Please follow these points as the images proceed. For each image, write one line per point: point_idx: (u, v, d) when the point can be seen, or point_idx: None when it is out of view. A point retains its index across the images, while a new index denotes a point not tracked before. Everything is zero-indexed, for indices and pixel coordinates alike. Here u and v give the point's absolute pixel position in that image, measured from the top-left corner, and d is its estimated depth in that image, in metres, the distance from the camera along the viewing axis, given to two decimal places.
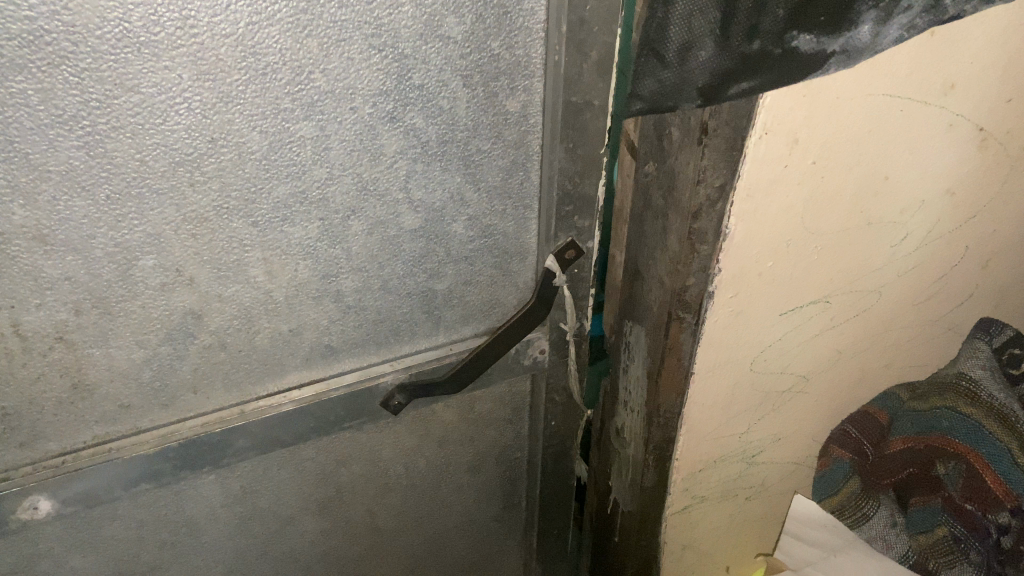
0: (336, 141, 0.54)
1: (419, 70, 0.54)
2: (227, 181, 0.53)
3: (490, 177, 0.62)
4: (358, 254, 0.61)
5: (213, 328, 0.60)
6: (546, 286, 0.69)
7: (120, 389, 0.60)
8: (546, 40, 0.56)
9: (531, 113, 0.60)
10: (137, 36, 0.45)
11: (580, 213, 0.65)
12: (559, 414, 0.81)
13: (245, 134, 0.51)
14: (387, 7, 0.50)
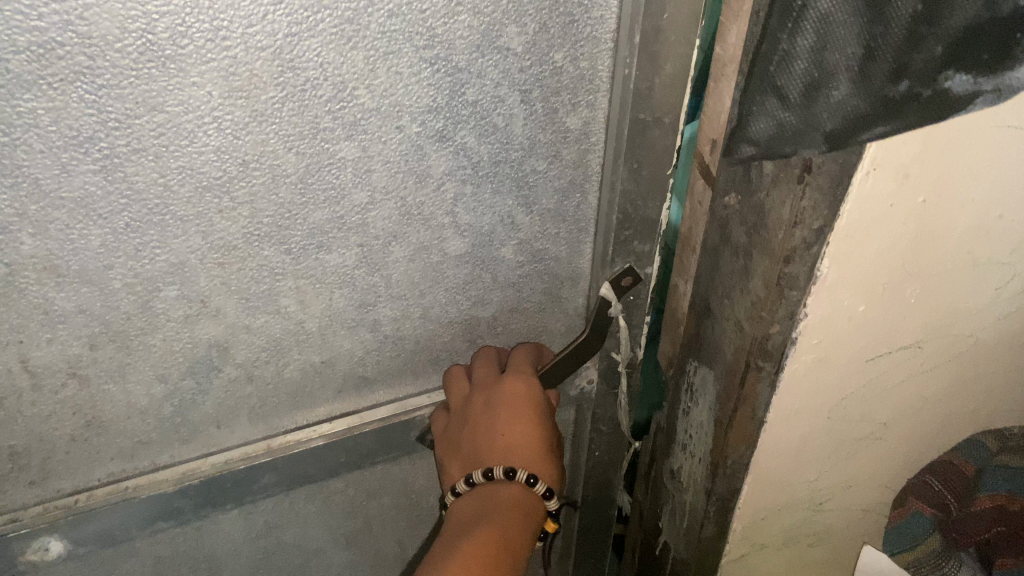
0: (380, 162, 0.49)
1: (473, 85, 0.48)
2: (258, 207, 0.47)
3: (544, 200, 0.56)
4: (399, 283, 0.56)
5: (239, 360, 0.55)
6: (601, 316, 0.63)
7: (138, 425, 0.55)
8: (614, 51, 0.50)
9: (594, 132, 0.54)
10: (161, 49, 0.39)
11: (641, 238, 0.59)
12: (604, 443, 0.77)
13: (281, 155, 0.46)
14: (442, 16, 0.44)
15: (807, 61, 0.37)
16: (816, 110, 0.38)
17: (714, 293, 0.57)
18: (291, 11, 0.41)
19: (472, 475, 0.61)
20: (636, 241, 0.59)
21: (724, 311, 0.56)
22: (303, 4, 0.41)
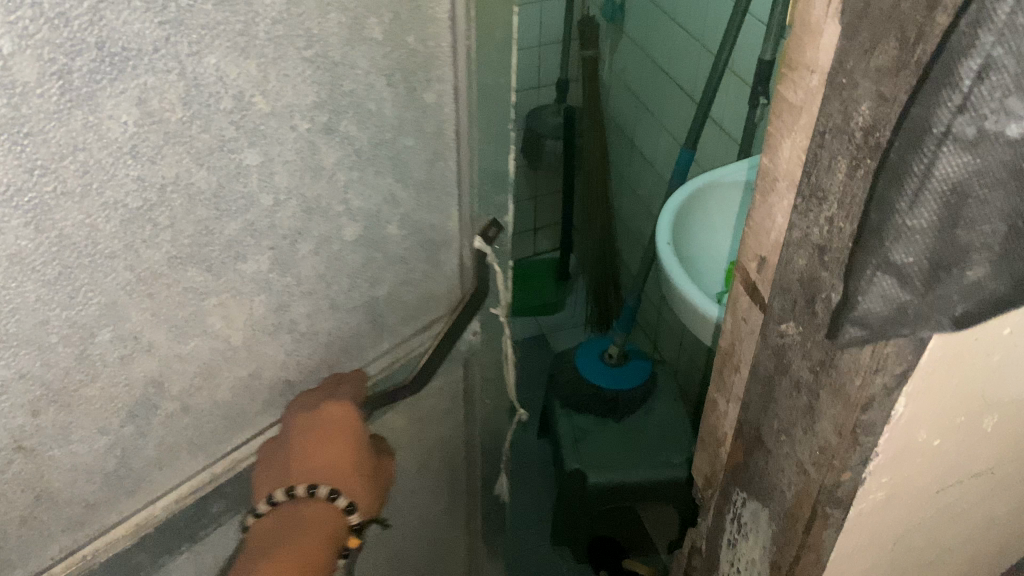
0: (280, 164, 0.53)
1: (349, 76, 0.53)
2: (179, 228, 0.49)
3: (416, 173, 0.63)
4: (307, 277, 0.59)
5: (175, 393, 0.55)
6: (478, 266, 0.73)
7: (85, 488, 0.53)
8: (453, 27, 0.58)
9: (447, 104, 0.61)
10: (79, 88, 0.41)
11: (496, 190, 0.70)
12: (492, 390, 0.86)
13: (193, 172, 0.48)
14: (316, 16, 0.49)
15: (927, 234, 0.41)
16: (940, 289, 0.43)
17: (767, 416, 0.65)
18: (191, 32, 0.44)
19: (273, 496, 0.63)
20: (492, 194, 0.70)
21: (781, 447, 0.64)
22: (202, 23, 0.44)
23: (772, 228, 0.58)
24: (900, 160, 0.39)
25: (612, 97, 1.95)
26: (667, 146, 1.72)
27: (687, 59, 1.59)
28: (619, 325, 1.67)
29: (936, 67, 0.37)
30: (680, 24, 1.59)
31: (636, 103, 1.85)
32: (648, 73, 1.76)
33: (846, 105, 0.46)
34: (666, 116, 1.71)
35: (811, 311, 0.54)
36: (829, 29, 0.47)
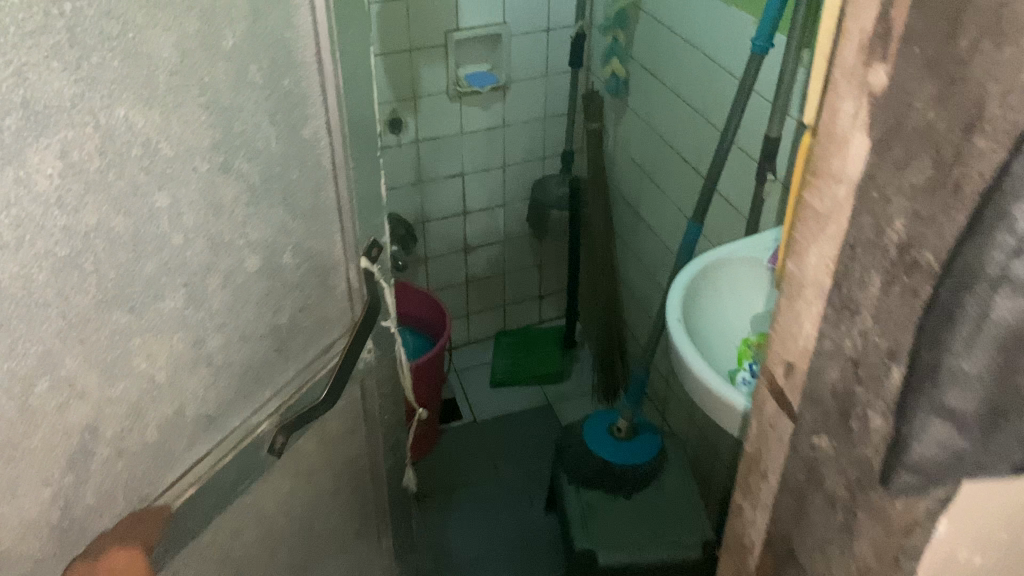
0: (187, 206, 0.56)
1: (239, 117, 0.58)
2: (102, 273, 0.52)
3: (303, 203, 0.67)
4: (217, 311, 0.62)
5: (109, 437, 0.57)
6: (366, 283, 0.80)
7: (31, 542, 0.54)
8: (319, 65, 0.65)
9: (323, 136, 0.68)
10: (9, 146, 0.43)
11: (372, 212, 0.78)
12: (390, 404, 0.93)
13: (111, 218, 0.51)
14: (205, 65, 0.54)
15: (984, 380, 0.40)
16: (996, 438, 0.43)
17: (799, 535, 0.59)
18: (102, 90, 0.48)
19: None
20: (371, 215, 0.77)
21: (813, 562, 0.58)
22: (110, 78, 0.48)
23: (799, 334, 0.56)
24: (949, 306, 0.40)
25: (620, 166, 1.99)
26: (673, 217, 1.74)
27: (695, 137, 1.60)
28: (630, 399, 1.66)
29: (985, 214, 0.37)
30: (686, 101, 1.60)
31: (642, 176, 1.86)
32: (651, 145, 1.79)
33: (876, 219, 0.45)
34: (672, 188, 1.72)
35: (845, 428, 0.51)
36: (857, 140, 0.46)
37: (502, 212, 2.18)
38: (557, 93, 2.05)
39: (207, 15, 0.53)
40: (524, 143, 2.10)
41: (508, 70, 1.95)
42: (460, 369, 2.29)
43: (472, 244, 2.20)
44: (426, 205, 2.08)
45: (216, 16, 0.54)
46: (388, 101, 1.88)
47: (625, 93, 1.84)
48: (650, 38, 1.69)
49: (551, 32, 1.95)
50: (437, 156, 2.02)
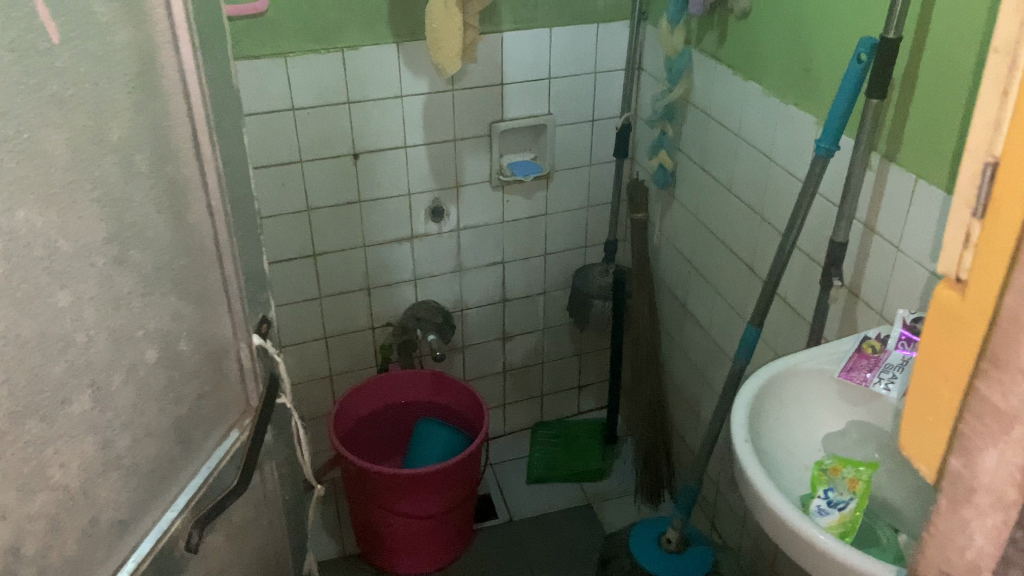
0: (88, 302, 0.70)
1: (130, 210, 0.73)
2: (13, 379, 0.64)
3: (188, 296, 0.83)
4: (124, 408, 0.76)
5: (30, 558, 0.68)
6: (261, 358, 0.96)
7: None
8: (196, 159, 0.82)
9: (206, 219, 0.84)
10: None
11: (258, 290, 0.95)
12: (289, 483, 1.09)
13: (17, 320, 0.63)
14: (95, 160, 0.68)
15: None
16: None
17: None
18: (4, 196, 0.60)
19: None
20: (258, 292, 0.94)
21: None
22: (14, 173, 0.61)
23: (974, 532, 0.50)
24: None
25: (665, 257, 1.94)
26: (728, 315, 1.69)
27: (748, 233, 1.57)
28: (678, 509, 1.55)
29: None
30: (738, 196, 1.58)
31: (692, 271, 1.81)
32: (700, 239, 1.76)
33: None
34: (724, 285, 1.69)
35: None
36: None
37: (542, 301, 2.13)
38: (600, 181, 2.02)
39: (97, 116, 0.68)
40: (567, 232, 2.06)
41: (552, 159, 1.93)
42: (496, 464, 2.20)
43: (510, 333, 2.14)
44: (464, 293, 2.04)
45: (101, 113, 0.69)
46: (429, 191, 1.87)
47: (672, 184, 1.82)
48: (700, 132, 1.68)
49: (596, 122, 1.94)
50: (477, 245, 1.99)
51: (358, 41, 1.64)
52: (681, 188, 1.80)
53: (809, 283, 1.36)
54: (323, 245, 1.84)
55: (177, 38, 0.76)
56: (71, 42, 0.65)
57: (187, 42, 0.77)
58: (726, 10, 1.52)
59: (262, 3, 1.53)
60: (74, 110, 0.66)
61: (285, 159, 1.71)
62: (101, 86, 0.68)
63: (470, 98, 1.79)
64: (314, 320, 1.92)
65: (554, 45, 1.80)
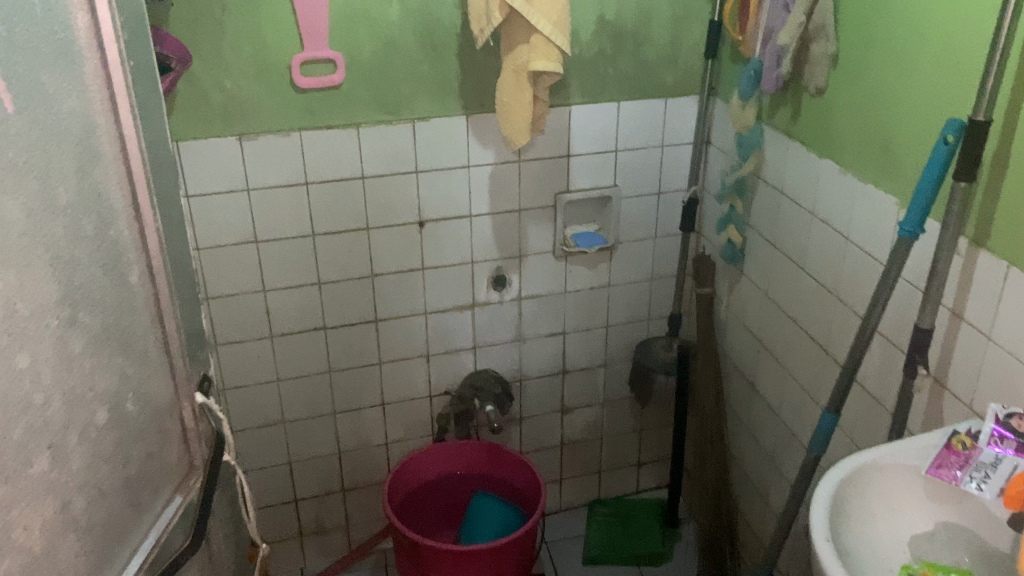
0: (43, 359, 0.71)
1: (79, 272, 0.75)
2: None
3: (131, 357, 0.85)
4: (79, 470, 0.77)
5: None
6: (204, 417, 0.99)
7: None
8: (131, 217, 0.84)
9: (143, 280, 0.87)
10: None
11: (197, 348, 0.99)
12: (227, 542, 1.11)
13: None
14: (49, 225, 0.71)
15: None
16: None
17: None
18: None
19: None
20: (197, 351, 0.98)
21: None
22: None
23: None
24: None
25: (732, 334, 1.89)
26: (800, 399, 1.63)
27: (822, 313, 1.52)
28: None
29: None
30: (812, 275, 1.54)
31: (762, 351, 1.76)
32: (769, 318, 1.71)
33: None
34: (795, 367, 1.64)
35: None
36: None
37: (602, 373, 2.09)
38: (665, 254, 1.99)
39: (46, 182, 0.70)
40: (630, 304, 2.03)
41: (616, 230, 1.91)
42: (551, 541, 2.13)
43: (569, 406, 2.10)
44: (523, 363, 2.01)
45: (52, 180, 0.71)
46: (494, 259, 1.87)
47: (740, 260, 1.78)
48: (770, 208, 1.65)
49: (661, 195, 1.92)
50: (539, 314, 1.97)
51: (428, 113, 1.67)
52: (749, 265, 1.76)
53: (890, 369, 1.30)
54: (385, 311, 1.84)
55: (115, 104, 0.80)
56: (23, 110, 0.67)
57: (127, 110, 0.81)
58: (800, 87, 1.51)
59: (338, 76, 1.57)
60: (24, 175, 0.67)
61: (352, 225, 1.73)
62: (50, 153, 0.71)
63: (536, 169, 1.80)
64: (373, 386, 1.91)
65: (621, 118, 1.80)
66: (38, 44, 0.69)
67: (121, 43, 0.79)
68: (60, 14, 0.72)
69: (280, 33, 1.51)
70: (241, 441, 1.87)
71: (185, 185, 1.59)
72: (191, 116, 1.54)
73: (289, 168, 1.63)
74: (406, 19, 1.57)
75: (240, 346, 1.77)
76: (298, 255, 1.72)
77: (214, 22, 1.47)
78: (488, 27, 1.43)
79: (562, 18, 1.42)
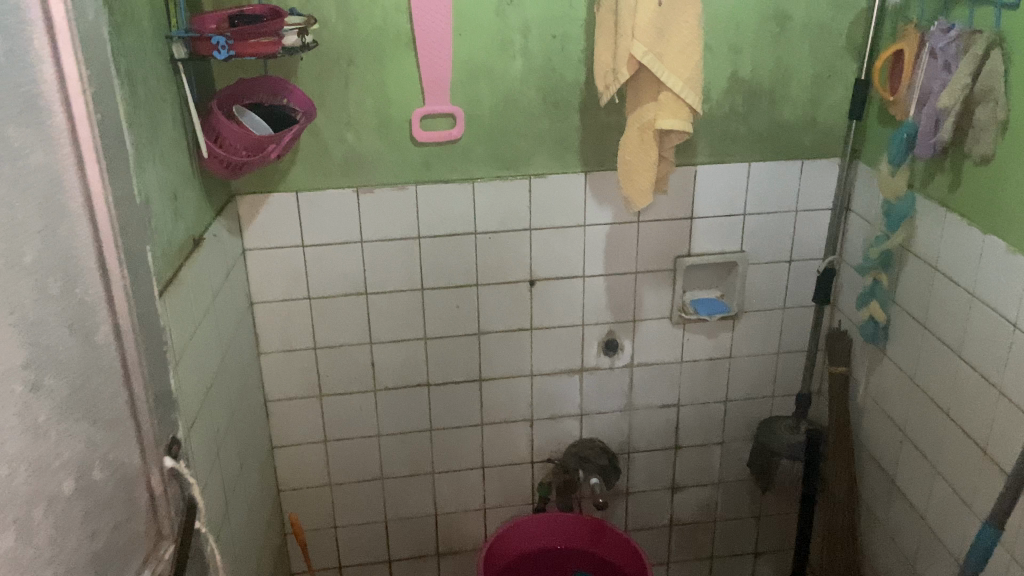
0: (9, 434, 0.62)
1: (45, 333, 0.67)
2: None
3: (103, 420, 0.77)
4: (44, 544, 0.67)
5: None
6: (174, 482, 0.91)
7: None
8: (100, 272, 0.76)
9: (113, 340, 0.79)
10: None
11: (162, 409, 0.88)
12: None
13: None
14: (14, 284, 0.62)
15: None
16: None
17: None
18: None
19: None
20: (167, 412, 0.89)
21: None
22: None
23: None
24: None
25: (869, 421, 1.72)
26: (952, 501, 1.45)
27: (982, 407, 1.35)
28: None
29: None
30: (971, 364, 1.37)
31: (905, 441, 1.59)
32: (917, 406, 1.54)
33: None
34: (946, 464, 1.46)
35: None
36: None
37: (718, 451, 1.94)
38: (793, 327, 1.84)
39: (13, 238, 0.62)
40: (751, 379, 1.88)
41: (741, 299, 1.78)
42: None
43: (681, 484, 1.95)
44: (633, 436, 1.89)
45: (18, 236, 0.63)
46: (606, 322, 1.77)
47: (884, 339, 1.62)
48: (922, 285, 1.49)
49: (793, 263, 1.77)
50: (652, 384, 1.84)
51: (545, 170, 1.61)
52: (895, 347, 1.60)
53: None
54: (490, 371, 1.77)
55: (81, 159, 0.72)
56: None
57: (94, 165, 0.73)
58: (962, 155, 1.35)
59: (457, 130, 1.54)
60: None
61: (461, 281, 1.68)
62: (17, 208, 0.63)
63: (657, 231, 1.70)
64: (473, 449, 1.84)
65: (752, 180, 1.68)
66: (5, 97, 0.62)
67: (88, 97, 0.72)
68: (29, 68, 0.65)
69: (402, 87, 1.50)
70: (338, 496, 1.83)
71: (301, 235, 1.59)
72: (310, 167, 1.54)
73: (402, 222, 1.61)
74: (529, 74, 1.52)
75: (343, 398, 1.74)
76: (406, 310, 1.69)
77: (338, 75, 1.47)
78: (614, 83, 1.36)
79: (695, 76, 1.33)
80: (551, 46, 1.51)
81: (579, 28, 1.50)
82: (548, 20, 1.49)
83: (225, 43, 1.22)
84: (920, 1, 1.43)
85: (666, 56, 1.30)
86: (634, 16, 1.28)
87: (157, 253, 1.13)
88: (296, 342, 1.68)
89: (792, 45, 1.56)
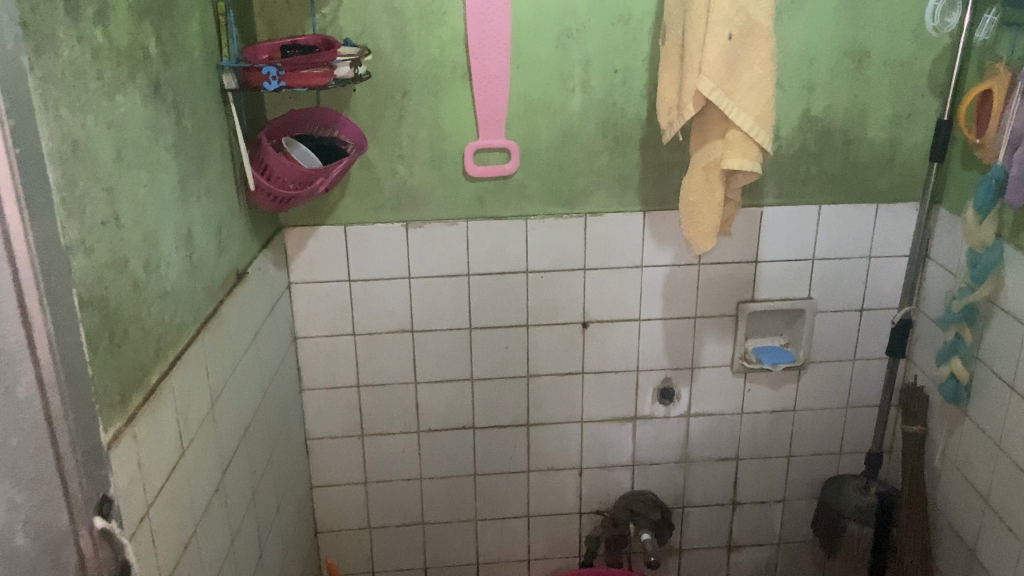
0: None
1: None
2: None
3: (20, 479, 0.70)
4: None
5: None
6: (106, 544, 0.81)
7: None
8: (22, 320, 0.69)
9: (34, 393, 0.71)
10: None
11: (96, 465, 0.79)
12: None
13: None
14: None
15: None
16: None
17: None
18: None
19: None
20: (97, 470, 0.78)
21: None
22: None
23: None
24: None
25: (947, 486, 1.59)
26: None
27: None
28: None
29: None
30: None
31: (990, 512, 1.45)
32: (1003, 474, 1.41)
33: None
34: None
35: None
36: None
37: (780, 509, 1.82)
38: (865, 381, 1.72)
39: None
40: (818, 434, 1.76)
41: (808, 348, 1.67)
42: None
43: (738, 543, 1.83)
44: (687, 489, 1.78)
45: None
46: (663, 368, 1.68)
47: (966, 400, 1.50)
48: (1010, 342, 1.37)
49: (865, 312, 1.66)
50: (710, 436, 1.74)
51: (603, 208, 1.54)
52: (977, 408, 1.47)
53: None
54: (539, 415, 1.69)
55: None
56: None
57: (13, 204, 0.66)
58: None
59: (511, 165, 1.48)
60: None
61: (512, 321, 1.61)
62: None
63: (719, 274, 1.61)
64: (519, 497, 1.76)
65: (823, 224, 1.58)
66: None
67: (7, 130, 0.66)
68: None
69: (456, 120, 1.45)
70: (377, 539, 1.77)
71: (348, 270, 1.55)
72: (360, 201, 1.50)
73: (452, 259, 1.55)
74: (589, 108, 1.46)
75: (385, 439, 1.68)
76: (453, 349, 1.62)
77: (392, 108, 1.43)
78: (678, 120, 1.30)
79: (766, 113, 1.24)
80: (613, 80, 1.44)
81: (643, 61, 1.44)
82: (610, 53, 1.43)
83: (276, 74, 1.20)
84: (1011, 36, 1.32)
85: (737, 92, 1.23)
86: (703, 50, 1.21)
87: (199, 288, 1.10)
88: (340, 379, 1.63)
89: (870, 82, 1.47)
